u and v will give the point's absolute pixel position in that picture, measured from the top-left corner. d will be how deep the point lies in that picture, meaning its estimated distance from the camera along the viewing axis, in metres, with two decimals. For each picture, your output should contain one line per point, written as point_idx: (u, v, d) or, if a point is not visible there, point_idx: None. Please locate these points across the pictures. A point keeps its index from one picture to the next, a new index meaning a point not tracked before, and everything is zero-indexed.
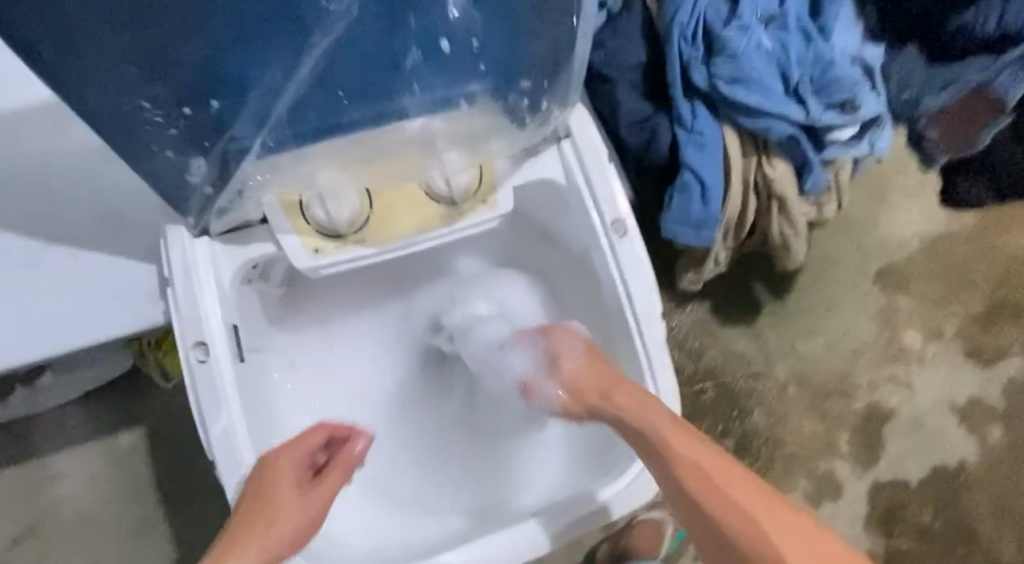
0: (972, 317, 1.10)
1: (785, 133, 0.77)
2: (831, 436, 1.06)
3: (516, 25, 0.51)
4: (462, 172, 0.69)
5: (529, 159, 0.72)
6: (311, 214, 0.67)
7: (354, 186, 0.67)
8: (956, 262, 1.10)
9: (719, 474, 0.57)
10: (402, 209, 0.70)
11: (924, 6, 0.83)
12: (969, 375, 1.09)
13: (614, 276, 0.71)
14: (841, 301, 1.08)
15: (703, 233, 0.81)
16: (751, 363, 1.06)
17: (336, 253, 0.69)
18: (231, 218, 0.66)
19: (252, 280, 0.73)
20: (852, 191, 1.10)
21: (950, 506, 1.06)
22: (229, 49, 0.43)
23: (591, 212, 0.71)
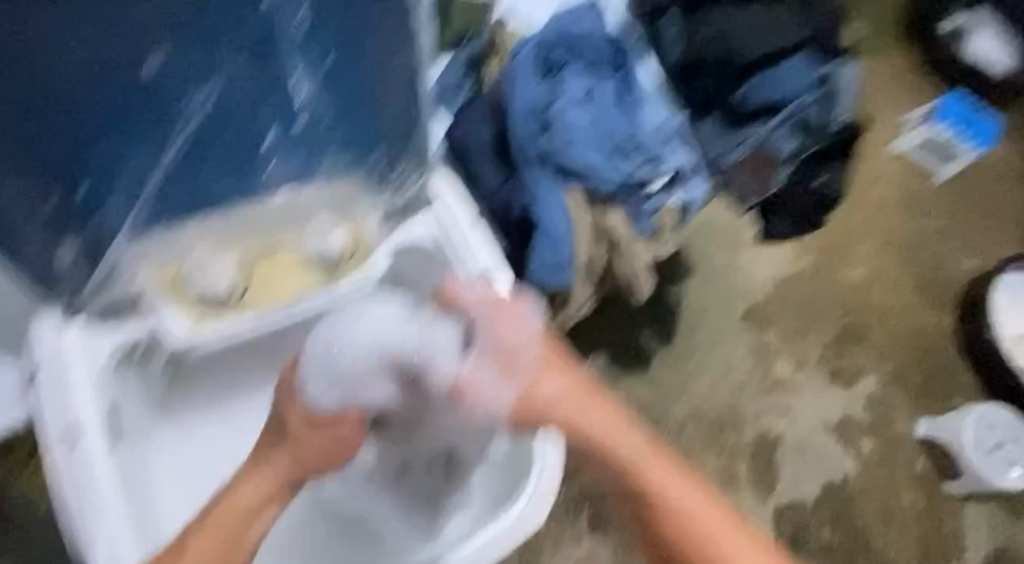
0: (829, 342, 1.23)
1: (614, 183, 0.87)
2: (731, 468, 1.12)
3: (360, 102, 0.59)
4: (334, 236, 0.68)
5: (400, 226, 0.71)
6: (187, 288, 0.65)
7: (228, 256, 0.66)
8: (804, 296, 1.25)
9: (663, 480, 0.60)
10: (281, 276, 0.68)
11: (710, 85, 1.00)
12: (836, 395, 1.20)
13: None
14: (717, 341, 1.18)
15: (561, 276, 0.85)
16: (650, 407, 1.11)
17: (220, 324, 0.64)
18: (106, 297, 0.65)
19: (128, 367, 0.66)
20: (710, 244, 1.24)
21: (844, 520, 1.14)
22: (99, 137, 0.48)
23: (463, 265, 0.69)
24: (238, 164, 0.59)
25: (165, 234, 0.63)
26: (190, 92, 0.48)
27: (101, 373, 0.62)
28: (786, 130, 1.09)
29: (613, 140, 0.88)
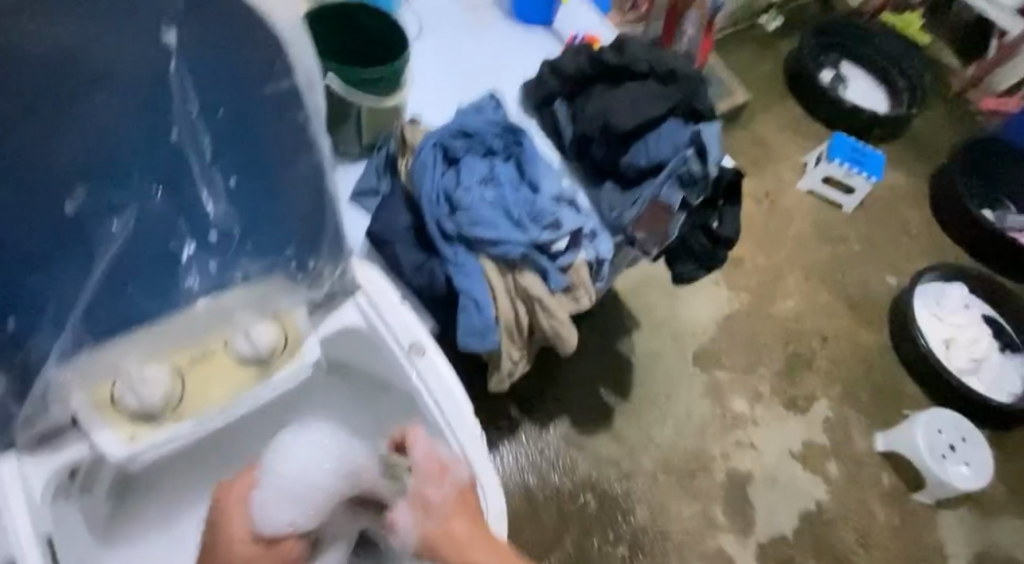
0: (778, 374, 1.27)
1: (519, 252, 0.82)
2: (708, 513, 1.12)
3: (273, 204, 0.57)
4: (264, 330, 0.63)
5: (328, 314, 0.68)
6: (117, 403, 0.58)
7: (161, 365, 0.60)
8: (747, 333, 1.29)
9: None
10: (216, 381, 0.62)
11: (606, 155, 0.90)
12: (795, 423, 1.23)
13: (426, 406, 0.67)
14: (674, 387, 1.19)
15: (489, 338, 0.82)
16: (619, 463, 1.10)
17: (154, 437, 0.59)
18: (39, 427, 0.56)
19: (71, 493, 0.61)
20: (650, 294, 1.27)
21: (825, 547, 1.14)
22: (25, 264, 0.46)
23: (387, 344, 0.68)
24: (158, 283, 0.57)
25: (91, 355, 0.56)
26: (110, 219, 0.49)
27: (40, 504, 0.56)
28: (672, 184, 0.87)
29: (512, 211, 0.84)
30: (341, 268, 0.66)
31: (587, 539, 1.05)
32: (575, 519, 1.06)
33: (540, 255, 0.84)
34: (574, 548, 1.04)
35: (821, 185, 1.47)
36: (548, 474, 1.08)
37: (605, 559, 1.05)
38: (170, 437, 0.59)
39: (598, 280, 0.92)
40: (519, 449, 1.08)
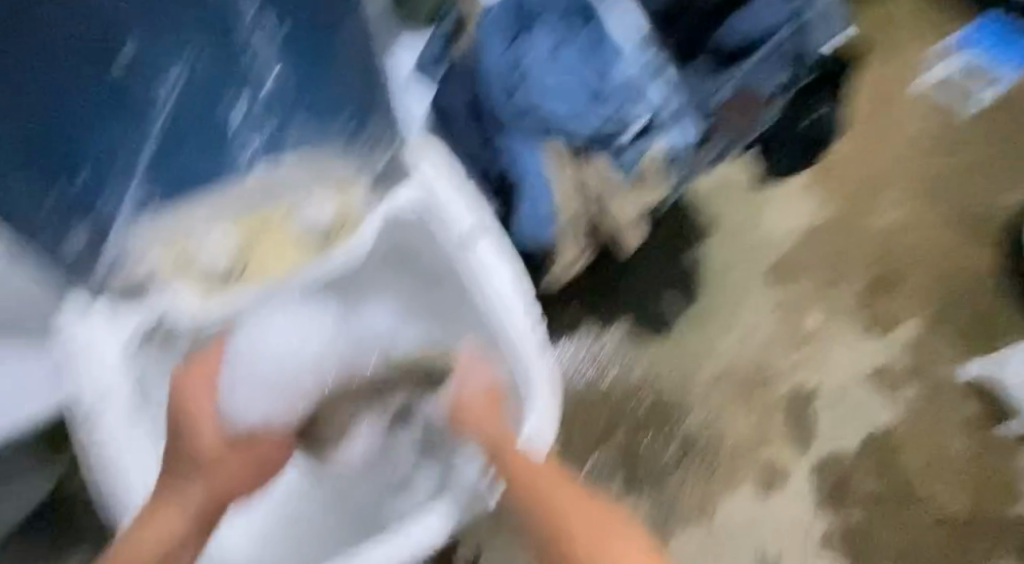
0: (861, 291, 1.20)
1: (584, 136, 0.93)
2: (765, 425, 1.11)
3: (309, 65, 0.74)
4: (326, 208, 0.83)
5: (389, 203, 0.83)
6: (197, 262, 0.78)
7: (225, 224, 0.77)
8: (833, 246, 1.22)
9: (546, 486, 0.64)
10: (271, 247, 0.81)
11: (689, 33, 1.03)
12: (874, 343, 1.17)
13: (477, 284, 0.80)
14: (742, 300, 1.17)
15: (543, 219, 0.95)
16: (678, 369, 1.12)
17: (223, 299, 0.79)
18: (119, 280, 0.75)
19: (148, 342, 0.78)
20: (728, 202, 1.22)
21: (891, 469, 1.11)
22: (91, 128, 0.59)
23: (448, 230, 0.82)
24: (215, 148, 0.71)
25: (172, 215, 0.74)
26: (157, 86, 0.59)
27: (127, 349, 0.74)
28: (776, 66, 1.01)
29: (586, 93, 0.93)
30: (396, 159, 0.86)
31: (637, 438, 1.08)
32: (628, 419, 1.09)
33: (605, 144, 0.95)
34: (623, 446, 1.08)
35: (932, 84, 1.32)
36: (603, 375, 1.11)
37: (653, 459, 1.08)
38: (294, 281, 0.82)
39: (676, 164, 1.01)
40: (577, 348, 1.11)
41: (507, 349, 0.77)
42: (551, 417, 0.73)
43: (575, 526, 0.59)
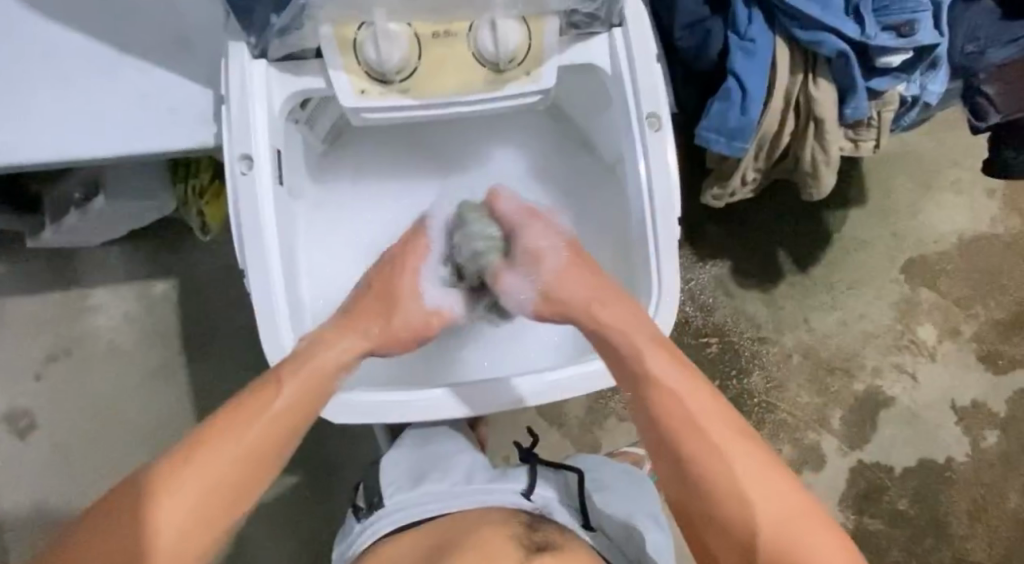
0: (994, 322, 1.08)
1: (835, 50, 0.51)
2: (824, 412, 1.06)
3: None
4: (512, 31, 0.49)
5: (583, 41, 0.54)
6: (360, 51, 0.49)
7: (404, 24, 0.49)
8: (990, 265, 1.09)
9: (703, 415, 0.45)
10: (446, 65, 0.51)
11: None
12: (978, 378, 1.08)
13: (637, 198, 0.55)
14: (862, 283, 1.08)
15: (736, 145, 0.55)
16: (760, 327, 1.06)
17: (383, 102, 0.51)
18: (289, 42, 0.49)
19: (299, 121, 0.58)
20: (898, 176, 1.09)
21: (930, 499, 1.06)
22: None
23: (626, 106, 0.54)
24: None
25: None
26: None
27: (274, 118, 0.52)
28: None
29: None
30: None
31: None
32: (691, 353, 1.05)
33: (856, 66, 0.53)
34: None
35: None
36: (685, 303, 1.06)
37: None
38: (395, 108, 0.52)
39: (897, 123, 0.62)
40: None
41: (641, 258, 0.56)
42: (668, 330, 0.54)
43: (761, 513, 0.41)
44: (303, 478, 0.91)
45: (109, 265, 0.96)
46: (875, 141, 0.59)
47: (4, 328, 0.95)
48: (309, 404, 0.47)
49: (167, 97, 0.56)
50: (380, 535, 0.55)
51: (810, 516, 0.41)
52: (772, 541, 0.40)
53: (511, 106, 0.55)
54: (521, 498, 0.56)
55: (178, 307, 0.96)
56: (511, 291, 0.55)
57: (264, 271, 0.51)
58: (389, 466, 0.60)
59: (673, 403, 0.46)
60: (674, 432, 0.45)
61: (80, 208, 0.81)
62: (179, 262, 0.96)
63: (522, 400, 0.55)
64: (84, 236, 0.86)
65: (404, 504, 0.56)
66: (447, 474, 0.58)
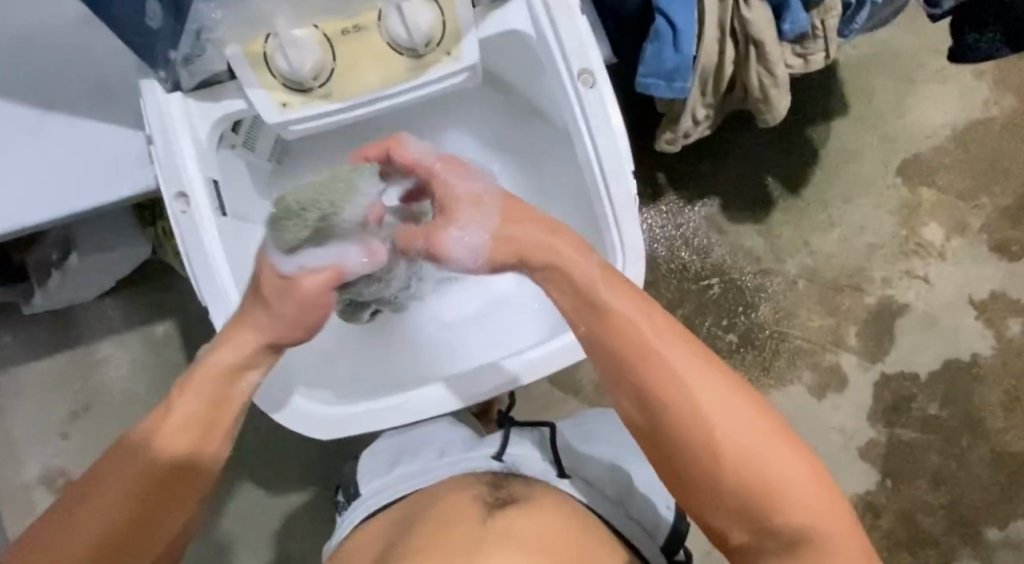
0: (1002, 208, 1.05)
1: None
2: (839, 331, 1.04)
3: None
4: (421, 12, 0.48)
5: (499, 7, 0.52)
6: (271, 64, 0.48)
7: (313, 29, 0.47)
8: (988, 151, 1.05)
9: (670, 345, 0.39)
10: (362, 60, 0.49)
11: None
12: (992, 269, 1.04)
13: (586, 156, 0.53)
14: (859, 195, 1.04)
15: (677, 85, 0.54)
16: (760, 259, 1.03)
17: (308, 111, 0.50)
18: (199, 69, 0.48)
19: (235, 147, 0.57)
20: (879, 77, 1.04)
21: (960, 398, 1.03)
22: None
23: (555, 65, 0.52)
24: None
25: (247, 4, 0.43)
26: None
27: (202, 149, 0.51)
28: None
29: None
30: None
31: (699, 317, 1.02)
32: (693, 299, 1.02)
33: None
34: (682, 322, 1.02)
35: None
36: (678, 249, 1.02)
37: (709, 340, 1.02)
38: (323, 116, 0.51)
39: (845, 32, 0.59)
40: (656, 218, 1.02)
41: (601, 216, 0.55)
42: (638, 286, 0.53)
43: (723, 442, 0.37)
44: (330, 490, 0.92)
45: (109, 317, 0.97)
46: (825, 53, 0.57)
47: (18, 398, 0.96)
48: (219, 403, 0.43)
49: (101, 145, 0.54)
50: (357, 523, 0.55)
51: (780, 451, 0.37)
52: (727, 457, 0.37)
53: (441, 89, 0.53)
54: (491, 461, 0.55)
55: (180, 344, 0.97)
56: (458, 238, 0.45)
57: (224, 302, 0.51)
58: (373, 455, 0.61)
59: (626, 328, 0.40)
60: (631, 361, 0.40)
61: (60, 269, 0.81)
62: (172, 301, 0.96)
63: (512, 377, 0.58)
64: (71, 295, 0.86)
65: (379, 488, 0.56)
66: (419, 455, 0.58)
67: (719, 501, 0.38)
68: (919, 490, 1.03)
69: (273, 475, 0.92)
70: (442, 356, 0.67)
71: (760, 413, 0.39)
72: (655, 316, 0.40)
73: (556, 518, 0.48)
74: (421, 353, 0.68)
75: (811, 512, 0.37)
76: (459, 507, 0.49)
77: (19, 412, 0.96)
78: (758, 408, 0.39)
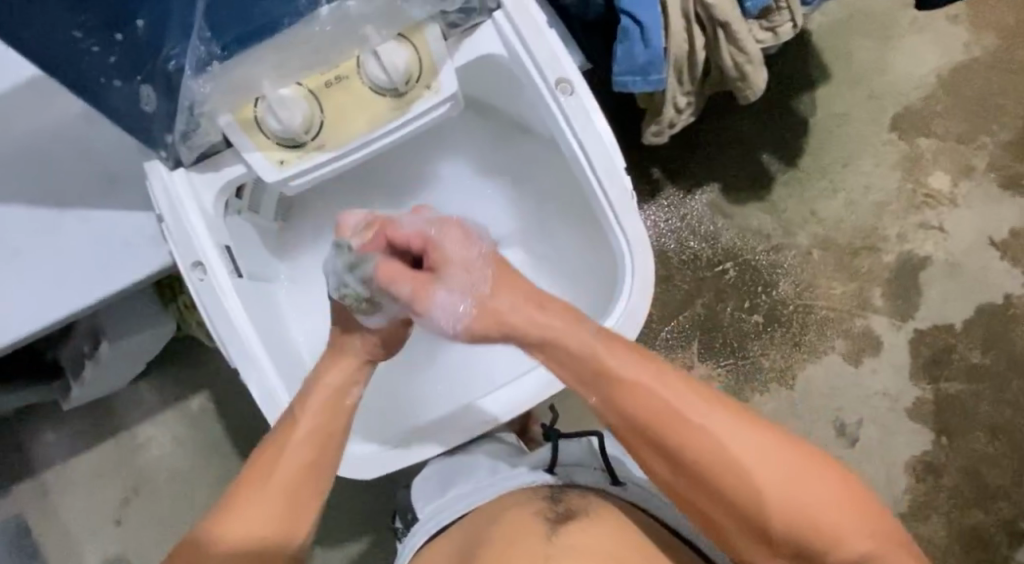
0: (1004, 145, 1.04)
1: None
2: (864, 294, 1.03)
3: None
4: (396, 52, 0.50)
5: (469, 36, 0.54)
6: (263, 126, 0.50)
7: (296, 88, 0.49)
8: (979, 91, 1.04)
9: (694, 412, 0.43)
10: (347, 107, 0.51)
11: None
12: (1007, 207, 1.04)
13: (577, 160, 0.54)
14: (857, 157, 1.04)
15: (653, 79, 0.55)
16: (770, 236, 1.03)
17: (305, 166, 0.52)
18: (197, 144, 0.51)
19: (241, 211, 0.60)
20: (855, 39, 1.05)
21: (1001, 341, 1.02)
22: None
23: (532, 80, 0.54)
24: None
25: (230, 74, 0.46)
26: None
27: (211, 216, 0.53)
28: None
29: None
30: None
31: (720, 304, 1.02)
32: (711, 285, 1.02)
33: None
34: (704, 311, 1.02)
35: None
36: (687, 239, 1.03)
37: (735, 325, 1.02)
38: (318, 167, 0.52)
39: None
40: (659, 213, 1.03)
41: (602, 218, 0.56)
42: (648, 279, 0.54)
43: (769, 494, 0.41)
44: (387, 533, 0.93)
45: (145, 400, 0.99)
46: (794, 21, 0.58)
47: (71, 493, 0.98)
48: (336, 417, 0.49)
49: (114, 231, 0.57)
50: (414, 551, 0.56)
51: (826, 487, 0.42)
52: (783, 508, 0.41)
53: (427, 123, 0.55)
54: (544, 474, 0.56)
55: (221, 414, 0.98)
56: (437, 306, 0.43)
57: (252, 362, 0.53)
58: (425, 479, 0.61)
59: (647, 400, 0.43)
60: (661, 433, 0.43)
61: (93, 359, 0.82)
62: (205, 374, 0.99)
63: (532, 398, 0.60)
64: (108, 382, 0.88)
65: (436, 511, 0.57)
66: (473, 476, 0.59)
67: (779, 544, 0.42)
68: (977, 443, 1.01)
69: (329, 528, 0.93)
70: (479, 381, 0.67)
71: (798, 452, 0.43)
72: (673, 382, 0.44)
73: (615, 533, 0.48)
74: (462, 387, 0.68)
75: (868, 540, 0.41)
76: (522, 524, 0.49)
77: (75, 506, 0.98)
78: (793, 448, 0.43)
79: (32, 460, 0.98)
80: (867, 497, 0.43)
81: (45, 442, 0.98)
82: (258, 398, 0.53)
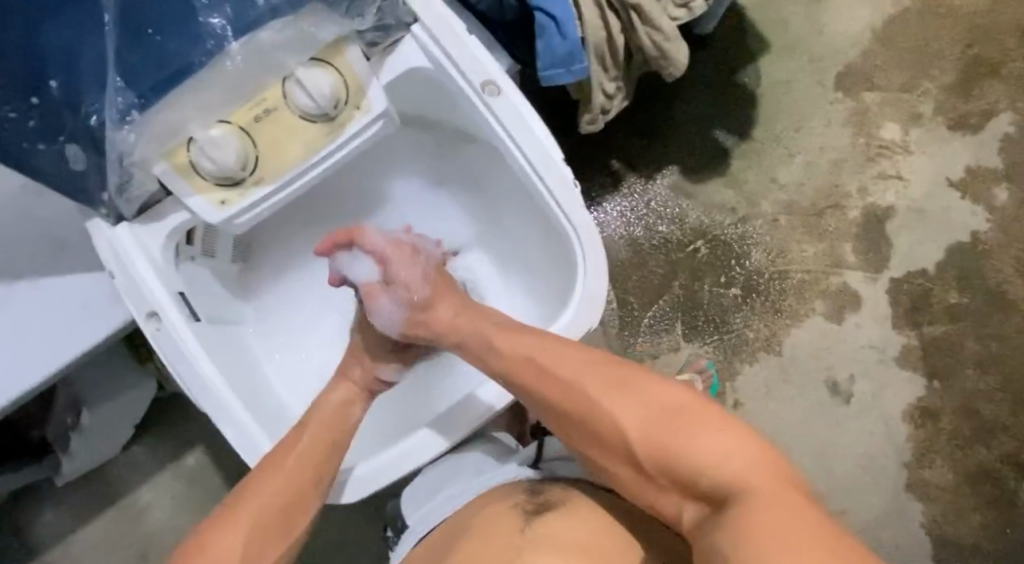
0: (948, 87, 1.05)
1: None
2: (835, 251, 1.04)
3: None
4: (319, 77, 0.50)
5: (392, 52, 0.55)
6: (199, 168, 0.50)
7: (226, 126, 0.49)
8: (914, 39, 1.06)
9: (572, 370, 0.50)
10: (281, 137, 0.51)
11: None
12: (960, 145, 1.05)
13: (515, 157, 0.55)
14: (808, 120, 1.05)
15: (576, 68, 0.56)
16: (734, 209, 1.04)
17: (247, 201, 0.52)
18: (135, 195, 0.51)
19: (195, 256, 0.60)
20: (787, 6, 1.06)
21: (975, 277, 1.03)
22: None
23: (458, 85, 0.54)
24: None
25: (154, 121, 0.46)
26: None
27: (160, 264, 0.53)
28: None
29: None
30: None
31: (697, 283, 1.03)
32: (685, 266, 1.03)
33: None
34: (682, 293, 1.02)
35: None
36: (655, 224, 1.03)
37: (714, 301, 1.03)
38: (260, 201, 0.53)
39: None
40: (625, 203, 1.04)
41: (548, 210, 0.56)
42: (600, 262, 0.55)
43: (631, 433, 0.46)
44: None
45: (140, 464, 0.98)
46: None
47: None
48: (336, 431, 0.55)
49: (68, 297, 0.57)
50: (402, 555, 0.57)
51: (691, 422, 0.43)
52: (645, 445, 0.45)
53: (364, 143, 0.55)
54: (527, 468, 0.57)
55: (218, 466, 0.98)
56: (377, 313, 0.59)
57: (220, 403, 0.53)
58: (415, 485, 0.60)
59: (532, 367, 0.52)
60: (548, 392, 0.51)
61: (78, 429, 0.83)
62: (196, 429, 0.98)
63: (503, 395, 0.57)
64: (97, 452, 0.88)
65: (423, 516, 0.57)
66: (458, 478, 0.58)
67: (657, 482, 0.45)
68: (969, 381, 1.01)
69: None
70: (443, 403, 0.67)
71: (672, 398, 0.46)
72: (556, 349, 0.52)
73: (588, 522, 0.49)
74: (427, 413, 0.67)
75: (727, 466, 0.41)
76: (497, 519, 0.50)
77: None
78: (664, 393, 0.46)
79: (34, 541, 0.97)
80: (745, 433, 0.43)
81: (46, 522, 0.97)
82: (232, 438, 0.53)
